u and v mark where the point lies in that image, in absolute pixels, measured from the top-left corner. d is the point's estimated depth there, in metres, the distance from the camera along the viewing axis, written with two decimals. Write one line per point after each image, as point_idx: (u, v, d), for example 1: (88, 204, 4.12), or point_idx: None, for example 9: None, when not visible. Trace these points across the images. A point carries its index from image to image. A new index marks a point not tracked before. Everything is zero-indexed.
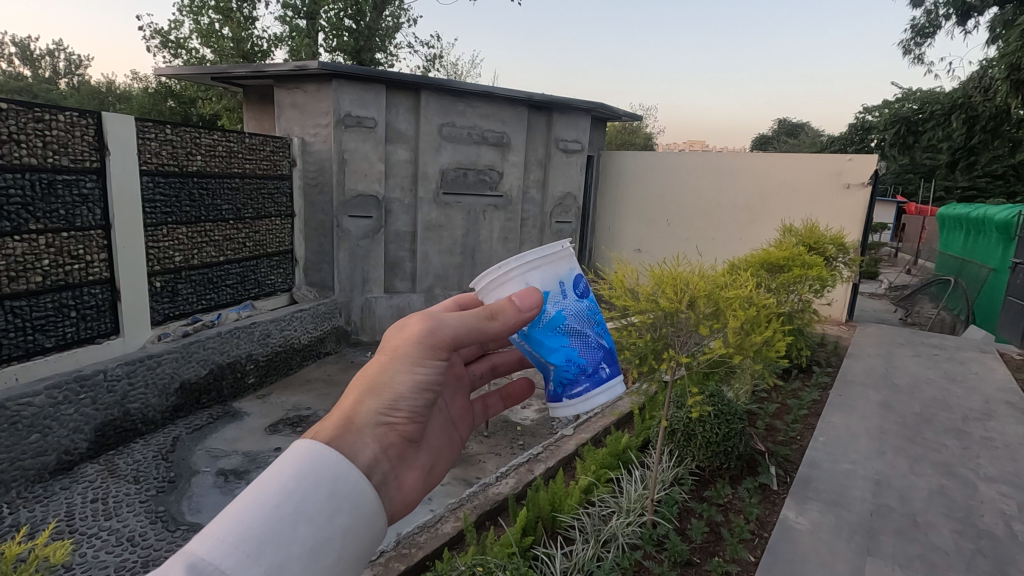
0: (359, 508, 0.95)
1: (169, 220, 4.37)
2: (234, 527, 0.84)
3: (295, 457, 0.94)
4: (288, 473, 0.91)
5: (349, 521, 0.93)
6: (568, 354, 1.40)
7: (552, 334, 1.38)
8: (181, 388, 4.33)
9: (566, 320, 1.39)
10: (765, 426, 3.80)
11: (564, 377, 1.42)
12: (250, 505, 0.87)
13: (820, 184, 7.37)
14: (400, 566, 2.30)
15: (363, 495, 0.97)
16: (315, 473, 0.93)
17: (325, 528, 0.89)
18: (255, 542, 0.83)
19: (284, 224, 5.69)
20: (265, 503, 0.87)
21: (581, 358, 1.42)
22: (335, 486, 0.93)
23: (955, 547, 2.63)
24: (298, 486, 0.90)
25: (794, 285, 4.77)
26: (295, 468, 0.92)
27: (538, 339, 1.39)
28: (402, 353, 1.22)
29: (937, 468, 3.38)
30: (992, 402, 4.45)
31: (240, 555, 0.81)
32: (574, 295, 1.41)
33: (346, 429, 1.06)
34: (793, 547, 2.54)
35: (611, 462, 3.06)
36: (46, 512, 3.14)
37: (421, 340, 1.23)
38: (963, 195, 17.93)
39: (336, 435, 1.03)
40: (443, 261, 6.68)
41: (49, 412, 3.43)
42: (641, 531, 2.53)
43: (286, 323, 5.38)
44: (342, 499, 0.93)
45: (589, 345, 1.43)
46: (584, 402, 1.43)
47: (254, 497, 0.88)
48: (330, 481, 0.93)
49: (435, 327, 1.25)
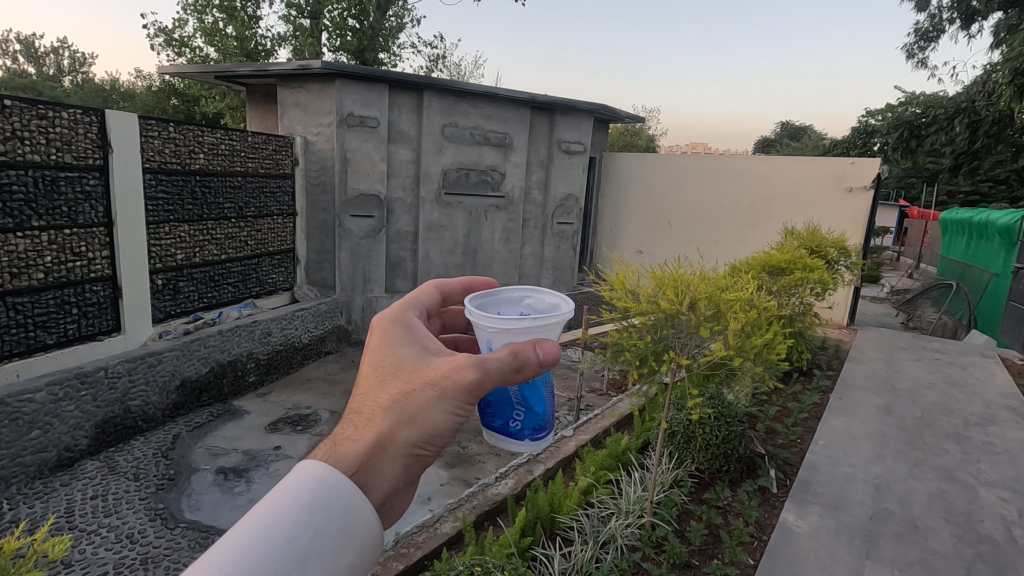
0: (366, 545, 0.91)
1: (172, 218, 4.38)
2: (240, 561, 0.78)
3: (310, 487, 0.89)
4: (302, 503, 0.86)
5: (354, 559, 0.88)
6: (540, 408, 1.83)
7: (536, 391, 1.78)
8: (182, 385, 4.33)
9: (545, 382, 1.82)
10: (766, 428, 3.80)
11: (531, 425, 1.83)
12: (259, 536, 0.81)
13: (822, 187, 7.36)
14: (399, 565, 2.30)
15: (372, 530, 0.93)
16: (329, 507, 0.88)
17: (333, 567, 0.84)
18: None
19: (287, 223, 5.69)
20: (275, 537, 0.81)
21: (544, 412, 1.87)
22: (347, 523, 0.88)
23: (955, 552, 2.62)
24: (311, 519, 0.85)
25: (796, 288, 4.77)
26: (310, 498, 0.87)
27: (528, 392, 1.76)
28: (443, 391, 1.13)
29: (938, 473, 3.37)
30: (993, 407, 4.45)
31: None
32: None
33: (375, 459, 1.01)
34: (792, 551, 2.53)
35: (610, 463, 3.06)
36: (45, 508, 3.15)
37: (465, 385, 1.14)
38: (967, 200, 17.81)
39: (366, 467, 0.98)
40: (445, 261, 6.69)
41: (50, 409, 3.44)
42: (639, 533, 2.54)
43: (288, 322, 5.38)
44: (352, 535, 0.89)
45: (549, 402, 1.89)
46: (525, 446, 1.86)
47: (263, 527, 0.82)
48: (341, 518, 0.88)
49: (483, 376, 1.15)
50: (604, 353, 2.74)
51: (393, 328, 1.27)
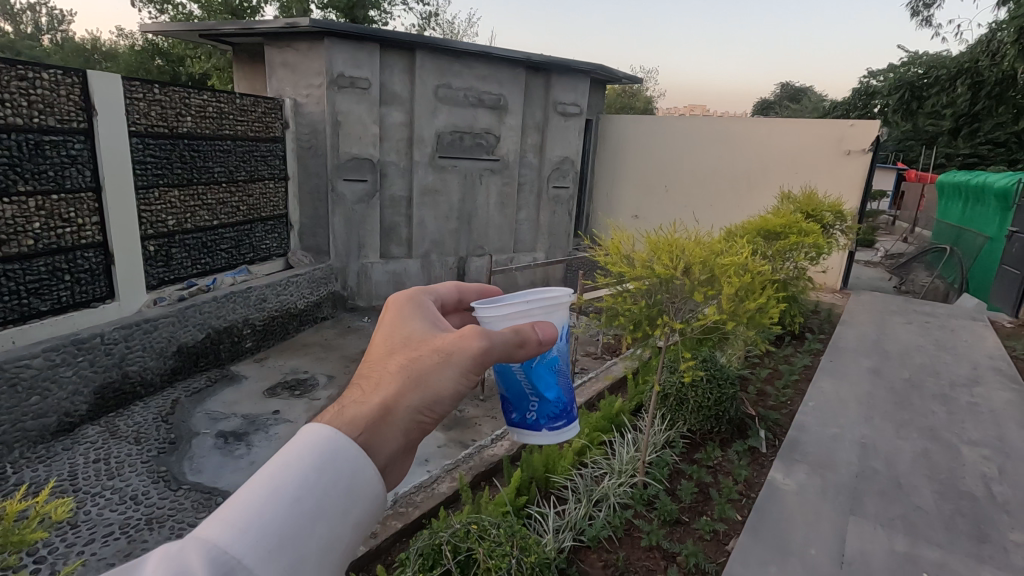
0: (371, 505, 0.87)
1: (161, 182, 4.31)
2: (251, 517, 0.75)
3: (315, 444, 0.85)
4: (307, 461, 0.82)
5: (361, 516, 0.84)
6: (556, 390, 1.53)
7: (548, 369, 1.49)
8: (179, 351, 4.35)
9: (558, 362, 1.52)
10: (757, 390, 3.87)
11: (550, 412, 1.52)
12: (269, 494, 0.78)
13: (820, 150, 7.28)
14: (398, 524, 2.37)
15: (378, 490, 0.89)
16: (337, 467, 0.83)
17: (340, 526, 0.81)
18: (274, 537, 0.74)
19: (279, 188, 5.61)
20: (285, 495, 0.78)
21: (564, 396, 1.55)
22: (353, 483, 0.84)
23: (935, 508, 2.71)
24: (318, 478, 0.81)
25: (791, 253, 4.78)
26: (317, 457, 0.83)
27: (538, 370, 1.48)
28: (450, 357, 1.12)
29: (923, 433, 3.45)
30: (980, 369, 4.53)
31: (255, 544, 0.73)
32: (562, 343, 1.56)
33: (383, 420, 0.96)
34: (778, 508, 2.61)
35: (603, 425, 3.12)
36: (49, 471, 3.20)
37: (471, 353, 1.14)
38: (965, 163, 17.67)
39: (372, 425, 0.93)
40: (440, 226, 6.64)
41: (48, 375, 3.46)
42: (631, 492, 2.62)
43: (283, 288, 5.38)
44: (358, 495, 0.84)
45: (569, 386, 1.58)
46: (545, 439, 1.54)
47: (271, 485, 0.78)
48: (348, 475, 0.84)
49: (487, 347, 1.17)
50: (598, 318, 2.77)
51: (403, 306, 1.27)
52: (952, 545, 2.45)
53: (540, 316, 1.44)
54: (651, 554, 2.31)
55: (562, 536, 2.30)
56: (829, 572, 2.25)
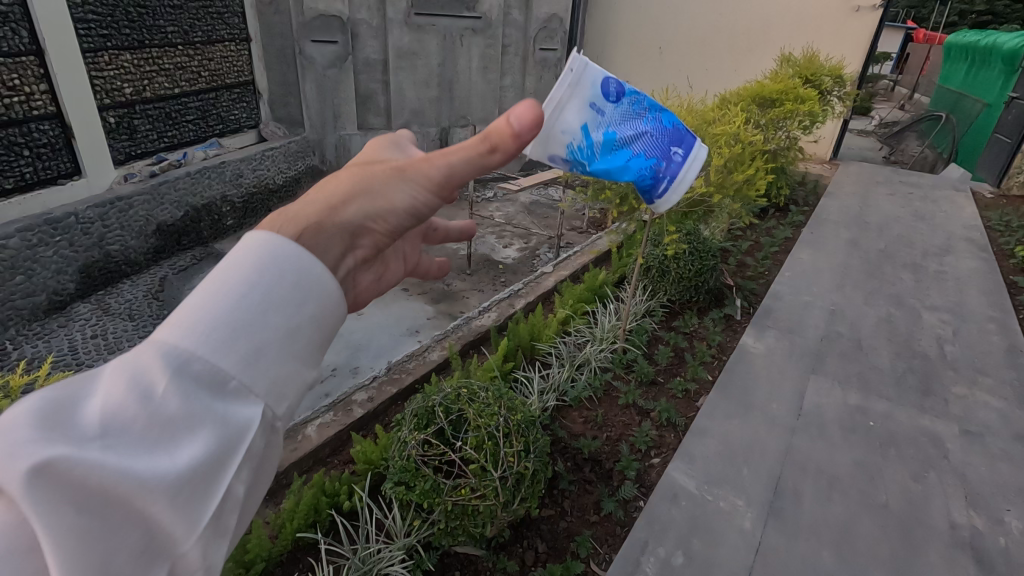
0: (299, 332, 0.63)
1: (110, 44, 3.90)
2: (186, 319, 0.58)
3: (258, 250, 0.64)
4: (254, 266, 0.62)
5: (291, 330, 0.62)
6: (632, 157, 1.46)
7: (611, 153, 1.43)
8: (159, 229, 4.27)
9: (617, 134, 1.42)
10: (737, 262, 3.97)
11: (645, 175, 1.50)
12: (203, 300, 0.60)
13: (827, 7, 6.87)
14: (392, 389, 2.53)
15: (328, 303, 0.66)
16: (271, 269, 0.62)
17: (270, 345, 0.60)
18: (208, 335, 0.58)
19: (241, 50, 5.13)
20: (220, 295, 0.60)
21: (650, 151, 1.48)
22: (277, 292, 0.62)
23: (889, 366, 2.94)
24: (255, 281, 0.61)
25: (784, 121, 4.62)
26: (250, 257, 0.62)
27: (602, 165, 1.43)
28: (406, 167, 0.82)
29: (889, 300, 3.63)
30: (953, 239, 4.66)
31: (202, 358, 0.57)
32: (613, 102, 1.40)
33: (315, 225, 0.71)
34: (746, 369, 2.82)
35: (587, 296, 3.22)
36: (49, 347, 3.30)
37: (432, 162, 0.83)
38: (977, 21, 16.60)
39: (308, 228, 0.69)
40: (419, 94, 6.24)
41: (28, 255, 3.42)
42: (611, 357, 2.79)
43: (258, 163, 5.16)
44: (288, 306, 0.62)
45: (653, 134, 1.48)
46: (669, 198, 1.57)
47: (208, 289, 0.60)
48: (282, 278, 0.62)
49: (458, 160, 0.84)
50: (585, 192, 2.74)
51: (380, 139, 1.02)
52: (900, 398, 2.69)
53: (570, 100, 1.34)
54: (627, 411, 2.52)
55: (546, 397, 2.48)
56: (787, 423, 2.49)
